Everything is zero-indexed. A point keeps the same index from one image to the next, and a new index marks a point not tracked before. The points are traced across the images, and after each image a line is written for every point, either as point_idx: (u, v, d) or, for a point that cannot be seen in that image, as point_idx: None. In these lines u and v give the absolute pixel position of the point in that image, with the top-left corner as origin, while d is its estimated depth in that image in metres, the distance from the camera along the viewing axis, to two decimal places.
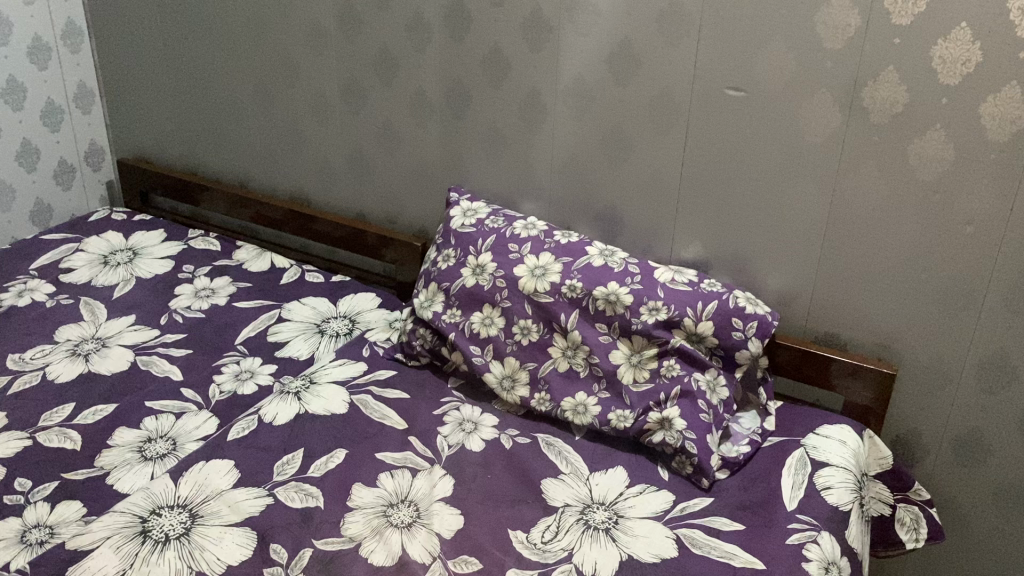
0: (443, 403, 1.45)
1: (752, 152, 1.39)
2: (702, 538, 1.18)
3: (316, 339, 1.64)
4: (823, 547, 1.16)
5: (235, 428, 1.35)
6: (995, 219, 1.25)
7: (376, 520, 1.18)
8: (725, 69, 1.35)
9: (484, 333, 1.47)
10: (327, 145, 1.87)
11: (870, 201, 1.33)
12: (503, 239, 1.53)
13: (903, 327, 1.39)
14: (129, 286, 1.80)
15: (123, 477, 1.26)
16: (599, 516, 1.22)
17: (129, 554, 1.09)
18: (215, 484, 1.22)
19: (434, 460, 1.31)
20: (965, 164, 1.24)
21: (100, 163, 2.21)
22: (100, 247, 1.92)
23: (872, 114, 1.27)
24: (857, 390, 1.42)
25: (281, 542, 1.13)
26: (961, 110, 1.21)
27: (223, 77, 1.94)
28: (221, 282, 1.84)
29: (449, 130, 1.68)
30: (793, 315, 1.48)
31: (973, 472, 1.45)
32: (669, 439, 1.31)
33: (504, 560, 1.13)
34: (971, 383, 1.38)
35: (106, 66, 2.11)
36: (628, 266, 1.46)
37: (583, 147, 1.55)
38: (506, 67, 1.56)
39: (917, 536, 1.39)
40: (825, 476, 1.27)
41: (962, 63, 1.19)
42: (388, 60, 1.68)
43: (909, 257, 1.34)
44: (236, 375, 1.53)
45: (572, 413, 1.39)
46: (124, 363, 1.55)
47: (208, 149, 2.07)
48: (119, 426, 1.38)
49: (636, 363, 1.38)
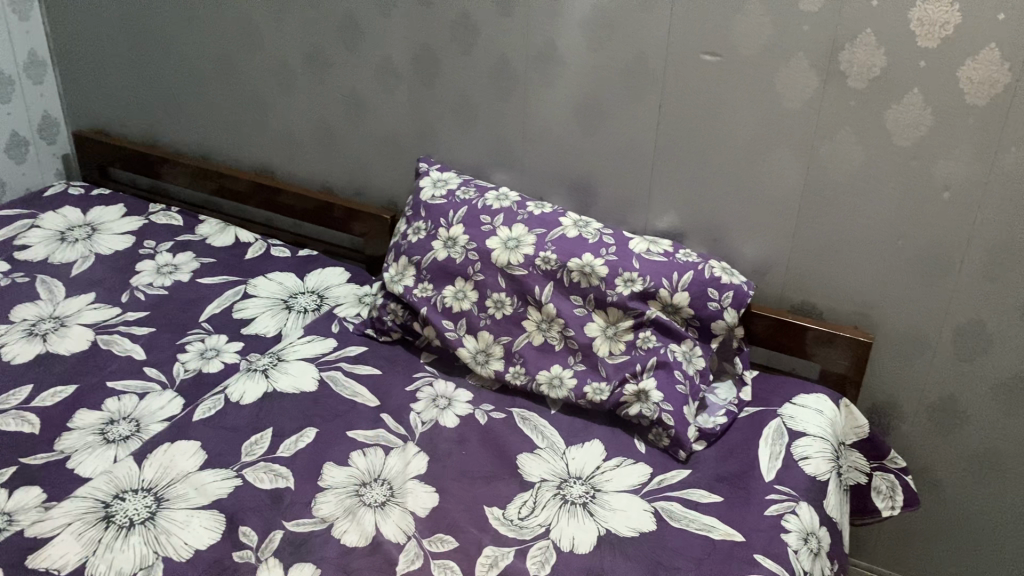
0: (415, 379, 1.43)
1: (728, 118, 1.36)
2: (680, 511, 1.16)
3: (283, 315, 1.60)
4: (802, 518, 1.15)
5: (200, 409, 1.31)
6: (972, 184, 1.24)
7: (348, 500, 1.15)
8: (701, 33, 1.32)
9: (457, 307, 1.44)
10: (291, 114, 1.81)
11: (847, 167, 1.31)
12: (475, 211, 1.49)
13: (880, 295, 1.38)
14: (88, 263, 1.74)
15: (83, 460, 1.22)
16: (576, 490, 1.20)
17: (92, 541, 1.05)
18: (180, 467, 1.19)
19: (407, 437, 1.28)
20: (942, 129, 1.22)
21: (55, 136, 2.13)
22: (57, 223, 1.85)
23: (850, 79, 1.25)
24: (834, 357, 1.40)
25: (250, 525, 1.10)
26: (939, 74, 1.19)
27: (181, 45, 1.87)
28: (184, 257, 1.78)
29: (418, 99, 1.64)
30: (769, 284, 1.47)
31: (947, 439, 1.45)
32: (645, 411, 1.29)
33: (480, 536, 1.11)
34: (947, 350, 1.38)
35: (59, 34, 2.02)
36: (603, 237, 1.43)
37: (556, 115, 1.51)
38: (476, 32, 1.51)
39: (893, 503, 1.39)
40: (802, 446, 1.26)
41: (940, 25, 1.16)
42: (353, 26, 1.63)
43: (886, 225, 1.32)
44: (201, 353, 1.48)
45: (547, 386, 1.36)
46: (84, 343, 1.50)
47: (167, 120, 2.00)
48: (80, 408, 1.33)
49: (612, 335, 1.36)
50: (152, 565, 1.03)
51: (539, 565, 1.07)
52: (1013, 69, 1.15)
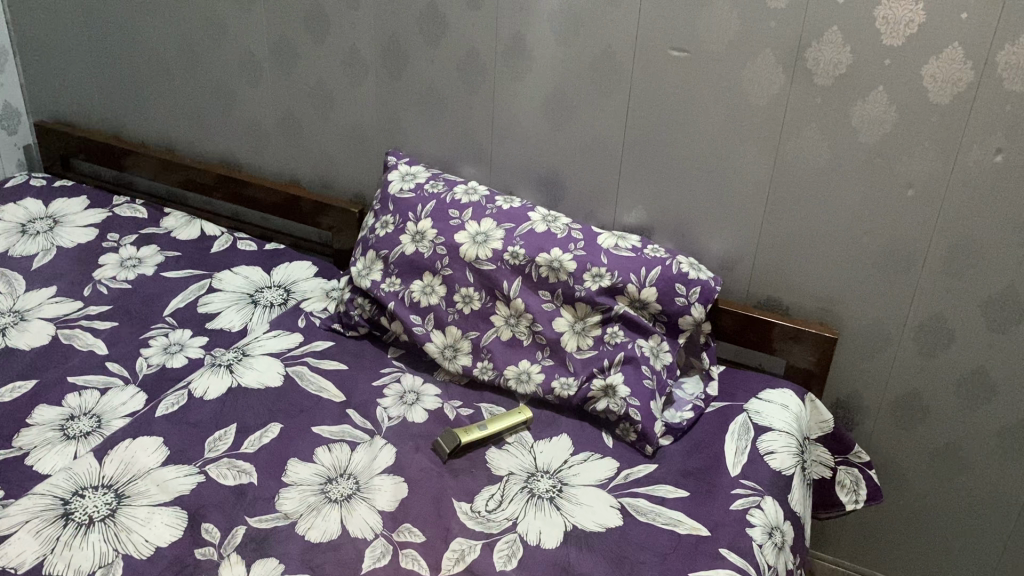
0: (383, 374, 1.42)
1: (696, 113, 1.36)
2: (646, 506, 1.17)
3: (249, 309, 1.58)
4: (766, 512, 1.16)
5: (164, 404, 1.29)
6: (936, 182, 1.25)
7: (313, 496, 1.14)
8: (668, 29, 1.32)
9: (425, 302, 1.43)
10: (258, 106, 1.79)
11: (812, 165, 1.32)
12: (444, 205, 1.49)
13: (845, 290, 1.39)
14: (50, 256, 1.71)
15: (43, 457, 1.20)
16: (543, 484, 1.20)
17: (50, 539, 1.03)
18: (142, 463, 1.17)
19: (375, 432, 1.27)
20: (906, 127, 1.23)
21: (16, 126, 2.09)
22: (17, 215, 1.82)
23: (816, 76, 1.26)
24: (799, 354, 1.41)
25: (213, 522, 1.09)
26: (904, 73, 1.20)
27: (144, 35, 1.84)
28: (149, 250, 1.76)
29: (386, 91, 1.62)
30: (735, 280, 1.48)
31: (910, 433, 1.47)
32: (612, 406, 1.29)
33: (447, 532, 1.10)
34: (910, 346, 1.39)
35: (18, 22, 1.98)
36: (572, 232, 1.42)
37: (524, 110, 1.51)
38: (444, 24, 1.50)
39: (857, 497, 1.42)
40: (767, 441, 1.27)
41: (905, 24, 1.17)
42: (320, 18, 1.61)
43: (852, 222, 1.33)
44: (165, 348, 1.46)
45: (515, 381, 1.36)
46: (45, 337, 1.47)
47: (131, 110, 1.97)
48: (40, 404, 1.31)
49: (580, 330, 1.36)
50: (112, 563, 1.01)
51: (506, 559, 1.06)
52: (976, 68, 1.16)
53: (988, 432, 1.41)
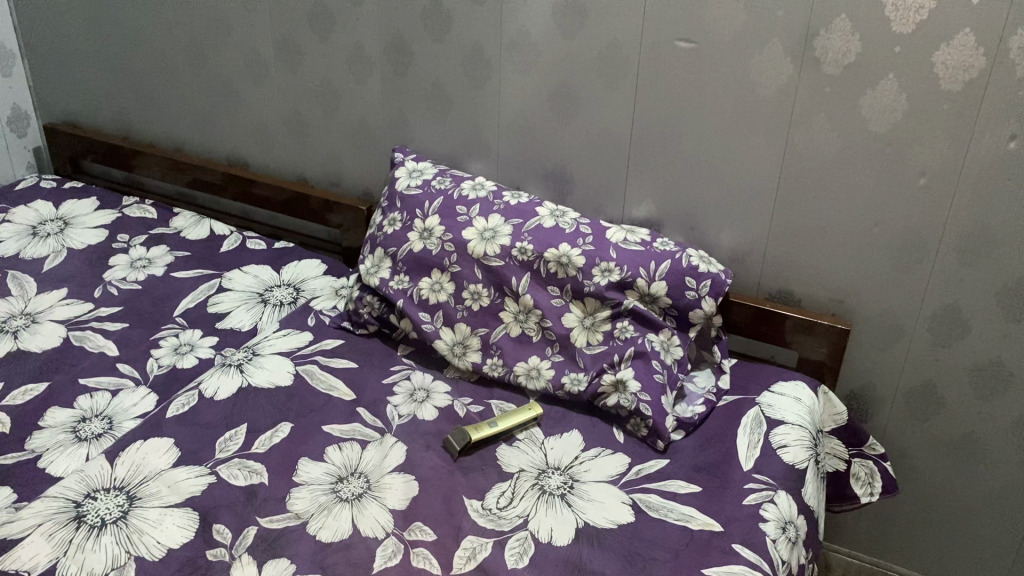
0: (392, 372, 1.41)
1: (704, 104, 1.35)
2: (658, 501, 1.16)
3: (258, 308, 1.58)
4: (780, 507, 1.15)
5: (174, 405, 1.30)
6: (949, 170, 1.23)
7: (324, 495, 1.14)
8: (674, 20, 1.31)
9: (433, 299, 1.43)
10: (265, 104, 1.78)
11: (822, 155, 1.30)
12: (452, 201, 1.48)
13: (856, 281, 1.38)
14: (61, 258, 1.71)
15: (55, 459, 1.20)
16: (554, 481, 1.19)
17: (63, 542, 1.04)
18: (154, 464, 1.17)
19: (384, 430, 1.27)
20: (918, 115, 1.22)
21: (25, 129, 2.09)
22: (28, 217, 1.82)
23: (825, 65, 1.24)
24: (812, 346, 1.40)
25: (224, 523, 1.09)
26: (914, 60, 1.19)
27: (150, 35, 1.84)
28: (159, 251, 1.76)
29: (392, 87, 1.62)
30: (746, 273, 1.47)
31: (925, 424, 1.46)
32: (623, 402, 1.28)
33: (459, 530, 1.10)
34: (924, 336, 1.38)
35: (25, 25, 1.99)
36: (580, 226, 1.42)
37: (530, 104, 1.50)
38: (449, 19, 1.49)
39: (872, 489, 1.41)
40: (780, 435, 1.26)
41: (915, 10, 1.16)
42: (324, 14, 1.60)
43: (863, 212, 1.32)
44: (175, 349, 1.46)
45: (526, 377, 1.36)
46: (57, 339, 1.48)
47: (140, 112, 1.97)
48: (51, 407, 1.31)
49: (590, 325, 1.35)
50: (124, 565, 1.01)
51: (517, 557, 1.06)
52: (988, 54, 1.14)
53: (1003, 421, 1.39)
